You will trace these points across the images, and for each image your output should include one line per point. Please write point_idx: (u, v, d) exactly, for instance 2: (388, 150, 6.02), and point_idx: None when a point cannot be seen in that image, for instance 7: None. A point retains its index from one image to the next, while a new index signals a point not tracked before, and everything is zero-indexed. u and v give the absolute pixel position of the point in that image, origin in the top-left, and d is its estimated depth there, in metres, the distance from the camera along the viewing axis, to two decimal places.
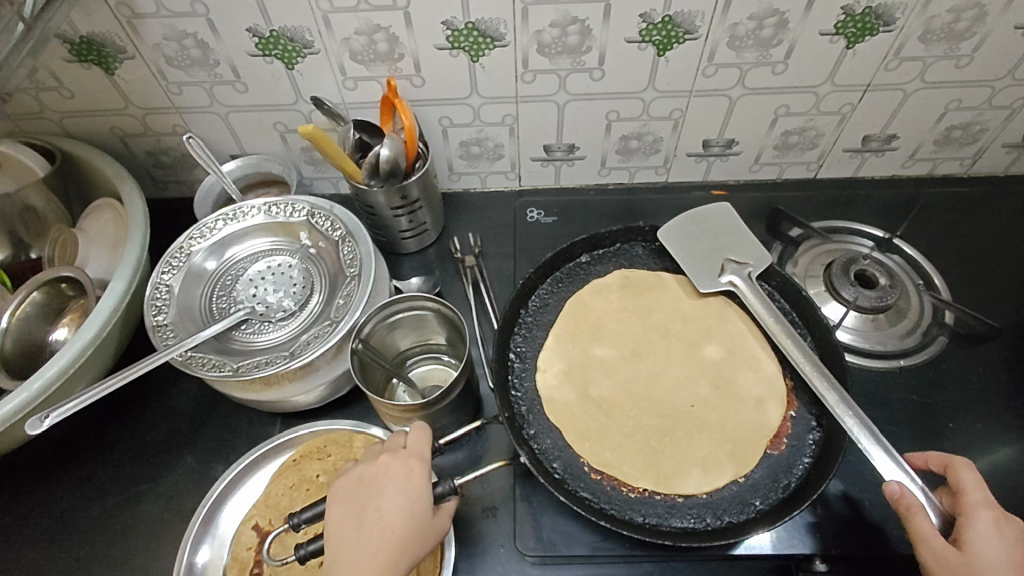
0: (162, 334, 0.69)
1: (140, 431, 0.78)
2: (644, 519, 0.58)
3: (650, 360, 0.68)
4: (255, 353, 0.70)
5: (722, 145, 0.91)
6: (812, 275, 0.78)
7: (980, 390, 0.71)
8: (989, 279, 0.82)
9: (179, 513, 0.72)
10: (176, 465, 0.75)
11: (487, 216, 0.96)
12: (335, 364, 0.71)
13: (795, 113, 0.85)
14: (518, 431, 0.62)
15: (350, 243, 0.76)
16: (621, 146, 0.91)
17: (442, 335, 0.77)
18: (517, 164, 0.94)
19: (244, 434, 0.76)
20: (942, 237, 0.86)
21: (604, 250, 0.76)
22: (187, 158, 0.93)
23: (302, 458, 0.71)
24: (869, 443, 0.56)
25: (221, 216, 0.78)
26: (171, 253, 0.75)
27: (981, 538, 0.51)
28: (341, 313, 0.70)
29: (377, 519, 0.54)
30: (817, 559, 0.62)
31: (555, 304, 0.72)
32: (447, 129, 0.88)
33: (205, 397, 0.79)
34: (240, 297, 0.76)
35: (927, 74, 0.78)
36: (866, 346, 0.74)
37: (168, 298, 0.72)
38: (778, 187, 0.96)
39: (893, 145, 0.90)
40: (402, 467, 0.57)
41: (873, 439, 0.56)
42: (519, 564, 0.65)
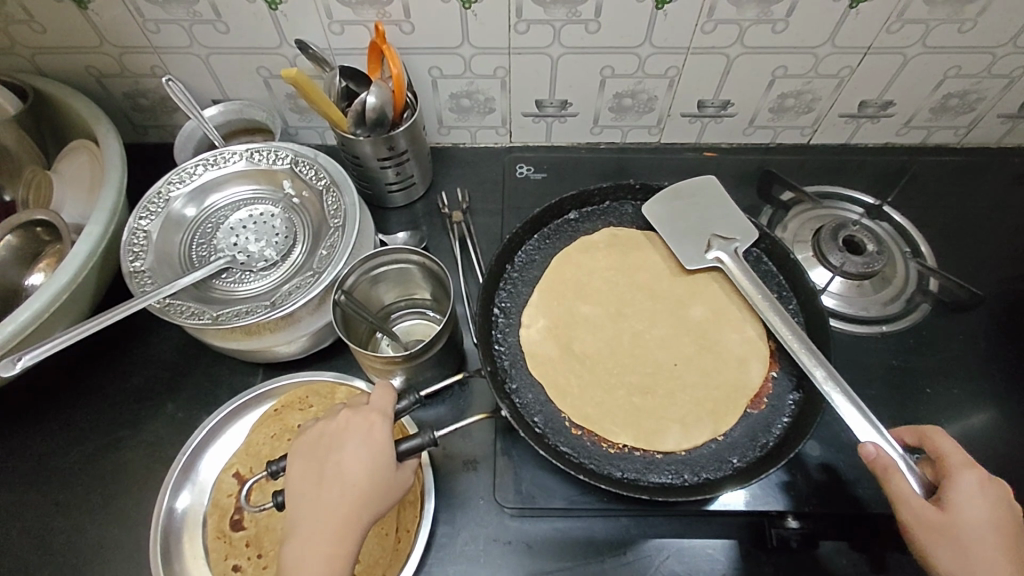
0: (139, 280, 0.67)
1: (120, 379, 0.77)
2: (623, 474, 0.58)
3: (634, 318, 0.68)
4: (235, 302, 0.69)
5: (717, 106, 0.89)
6: (800, 240, 0.78)
7: (959, 357, 0.72)
8: (974, 248, 0.82)
9: (160, 460, 0.72)
10: (157, 413, 0.75)
11: (477, 172, 0.95)
12: (317, 316, 0.70)
13: (793, 75, 0.83)
14: (501, 385, 0.62)
15: (334, 193, 0.74)
16: (614, 104, 0.89)
17: (427, 290, 0.76)
18: (508, 120, 0.92)
19: (225, 383, 0.76)
20: (931, 205, 0.86)
21: (594, 208, 0.75)
22: (166, 102, 0.90)
23: (283, 408, 0.71)
24: (832, 390, 0.57)
25: (201, 160, 0.75)
26: (148, 197, 0.72)
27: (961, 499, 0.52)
28: (324, 265, 0.69)
29: (337, 475, 0.53)
30: (789, 516, 0.64)
31: (542, 260, 0.71)
32: (437, 79, 0.85)
33: (187, 346, 0.78)
34: (221, 245, 0.74)
35: (929, 37, 0.77)
36: (850, 311, 0.74)
37: (145, 243, 0.70)
38: (771, 151, 0.95)
39: (889, 112, 0.89)
40: (365, 423, 0.56)
41: (837, 387, 0.57)
42: (499, 516, 0.67)
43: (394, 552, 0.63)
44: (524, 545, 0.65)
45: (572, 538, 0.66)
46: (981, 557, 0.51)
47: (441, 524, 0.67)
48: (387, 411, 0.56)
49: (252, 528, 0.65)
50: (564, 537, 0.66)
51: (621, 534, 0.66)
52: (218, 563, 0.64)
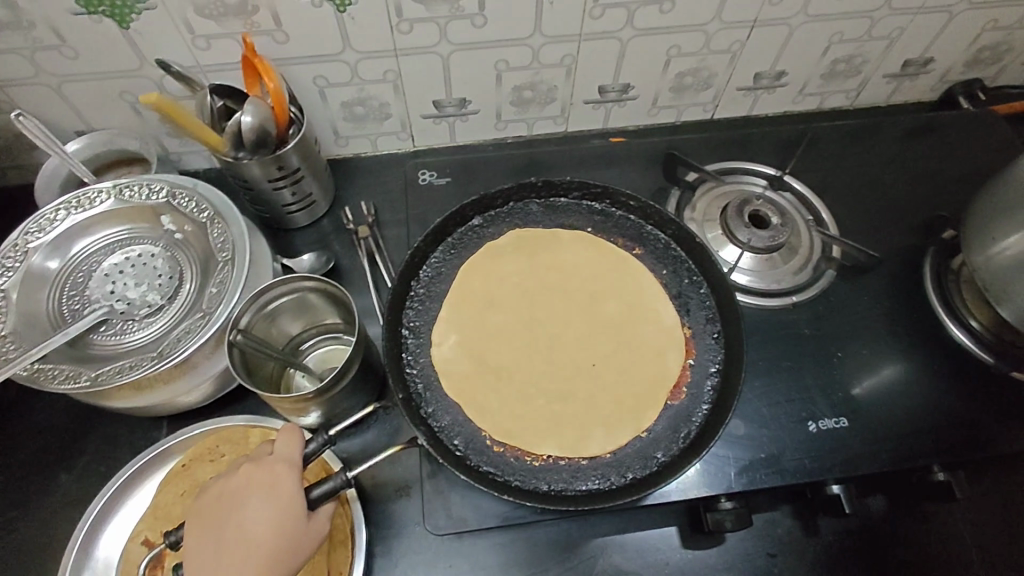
0: (0, 347, 0.61)
1: (3, 455, 0.69)
2: (550, 487, 0.57)
3: (549, 322, 0.66)
4: (118, 356, 0.63)
5: (618, 90, 0.88)
6: (709, 220, 0.78)
7: (868, 317, 0.74)
8: (873, 207, 0.84)
9: (59, 537, 0.65)
10: (50, 486, 0.68)
11: (382, 180, 0.91)
12: (215, 359, 0.65)
13: (686, 53, 0.83)
14: (415, 412, 0.59)
15: (220, 224, 0.68)
16: (515, 98, 0.87)
17: (334, 315, 0.71)
18: (408, 123, 0.88)
19: (126, 442, 0.70)
20: (832, 168, 0.88)
21: (498, 211, 0.71)
22: (23, 139, 0.81)
23: (191, 462, 0.66)
24: None
25: (63, 203, 0.67)
26: (3, 251, 0.65)
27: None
28: (214, 304, 0.64)
29: (242, 536, 0.49)
30: (723, 498, 0.63)
31: (449, 272, 0.67)
32: (324, 89, 0.80)
33: (77, 407, 0.71)
34: (96, 295, 0.67)
35: (810, 7, 0.78)
36: (762, 286, 0.74)
37: (4, 304, 0.63)
38: (677, 130, 0.96)
39: (783, 81, 0.90)
40: (269, 476, 0.51)
41: None
42: (437, 540, 0.64)
43: None
44: (466, 565, 0.63)
45: (515, 551, 0.64)
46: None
47: (378, 558, 0.64)
48: (293, 458, 0.52)
49: None
50: (506, 553, 0.64)
51: (563, 539, 0.65)
52: None
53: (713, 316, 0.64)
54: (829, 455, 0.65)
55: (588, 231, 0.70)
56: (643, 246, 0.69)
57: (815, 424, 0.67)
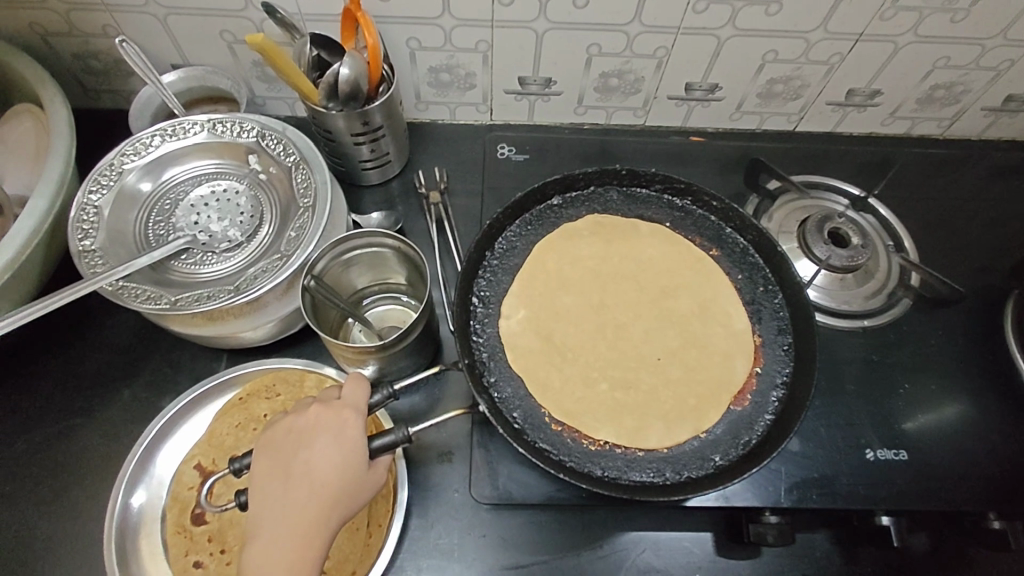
0: (89, 260, 0.63)
1: (72, 363, 0.72)
2: (604, 473, 0.57)
3: (619, 310, 0.66)
4: (196, 285, 0.64)
5: (705, 90, 0.86)
6: (785, 231, 0.77)
7: (937, 352, 0.72)
8: (954, 242, 0.82)
9: (116, 449, 0.68)
10: (112, 400, 0.70)
11: (456, 150, 0.91)
12: (285, 301, 0.66)
13: (783, 60, 0.81)
14: (478, 379, 0.60)
15: (304, 170, 0.69)
16: (600, 84, 0.86)
17: (402, 275, 0.72)
18: (489, 96, 0.88)
19: (186, 369, 0.72)
20: (915, 197, 0.85)
21: (579, 193, 0.72)
22: (121, 65, 0.83)
23: (248, 396, 0.68)
24: None
25: (159, 130, 0.69)
26: (99, 169, 0.67)
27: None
28: (293, 247, 0.65)
29: (305, 472, 0.51)
30: (767, 512, 0.62)
31: (523, 247, 0.68)
32: (415, 51, 0.80)
33: (144, 329, 0.74)
34: (180, 224, 0.69)
35: (921, 26, 0.75)
36: (833, 305, 0.73)
37: (96, 220, 0.65)
38: (756, 137, 0.93)
39: (876, 101, 0.87)
40: (337, 418, 0.53)
41: None
42: (475, 508, 0.65)
43: (365, 547, 0.61)
44: (499, 537, 0.64)
45: (549, 531, 0.64)
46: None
47: (413, 517, 0.65)
48: (359, 406, 0.53)
49: (215, 523, 0.62)
50: (541, 532, 0.64)
51: (597, 527, 0.65)
52: (178, 559, 0.61)
53: (785, 328, 0.63)
54: (878, 485, 0.65)
55: (666, 225, 0.70)
56: (719, 248, 0.69)
57: (872, 452, 0.66)
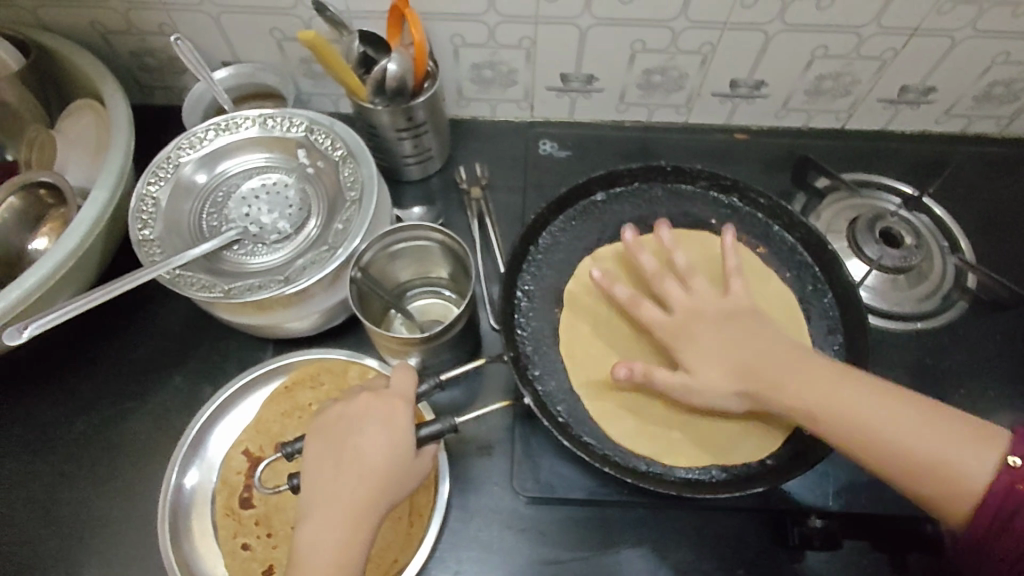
0: (148, 249, 0.65)
1: (126, 350, 0.74)
2: (648, 467, 0.58)
3: None
4: (247, 275, 0.66)
5: (750, 86, 0.85)
6: (834, 230, 0.75)
7: (994, 357, 0.70)
8: (1013, 244, 0.79)
9: (167, 433, 0.70)
10: (163, 386, 0.73)
11: (496, 146, 0.91)
12: (331, 292, 0.68)
13: (833, 55, 0.79)
14: (523, 372, 0.61)
15: (351, 164, 0.71)
16: (643, 81, 0.85)
17: (444, 269, 0.73)
18: (531, 93, 0.88)
19: (234, 357, 0.74)
20: (970, 198, 0.82)
21: (622, 189, 0.71)
22: (175, 63, 0.85)
23: (294, 385, 0.69)
24: None
25: (213, 125, 0.71)
26: (158, 162, 0.69)
27: (675, 292, 0.59)
28: (340, 240, 0.67)
29: (355, 458, 0.52)
30: (814, 515, 0.62)
31: (567, 242, 0.68)
32: (459, 48, 0.81)
33: (194, 317, 0.76)
34: (232, 216, 0.71)
35: (981, 20, 0.73)
36: (883, 307, 0.71)
37: (154, 211, 0.68)
38: (803, 135, 0.90)
39: (930, 98, 0.84)
40: (385, 408, 0.53)
41: None
42: (515, 502, 0.65)
43: (407, 536, 0.62)
44: (538, 532, 0.64)
45: (588, 528, 0.64)
46: (726, 391, 0.56)
47: (454, 508, 0.65)
48: (407, 395, 0.54)
49: (261, 507, 0.64)
50: (581, 527, 0.64)
51: (637, 525, 0.64)
52: (227, 541, 0.62)
53: (835, 328, 0.63)
54: None
55: (712, 222, 0.69)
56: (767, 246, 0.68)
57: None
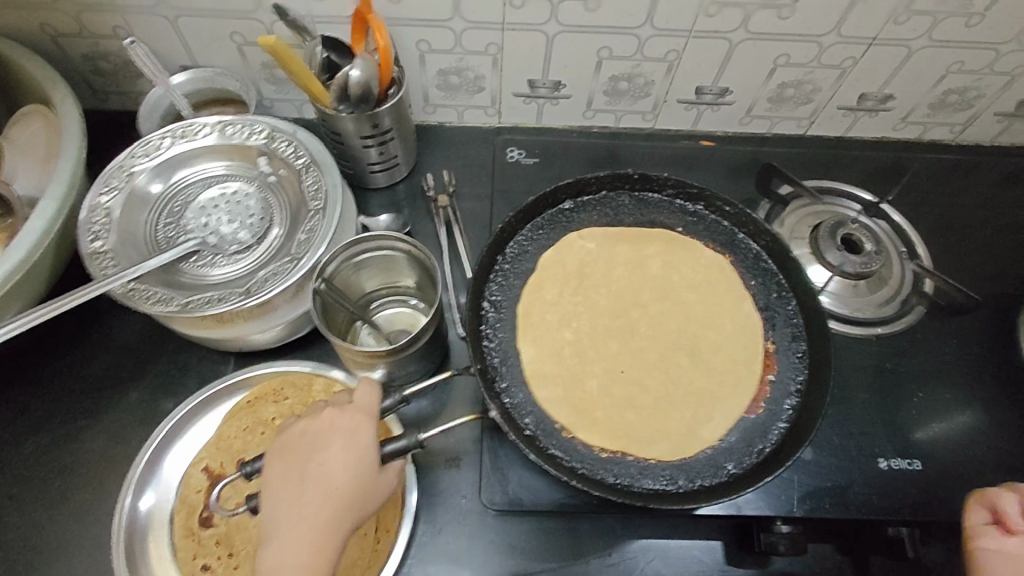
0: (100, 261, 0.63)
1: (79, 365, 0.72)
2: (616, 480, 0.57)
3: (642, 315, 0.66)
4: (206, 288, 0.64)
5: (715, 93, 0.86)
6: (797, 237, 0.76)
7: (950, 360, 0.72)
8: (967, 248, 0.81)
9: (124, 451, 0.68)
10: (119, 402, 0.70)
11: (464, 153, 0.90)
12: (294, 304, 0.66)
13: (794, 64, 0.80)
14: (490, 384, 0.60)
15: (315, 173, 0.69)
16: (610, 87, 0.85)
17: (411, 278, 0.72)
18: (499, 100, 0.88)
19: (193, 371, 0.71)
20: (927, 203, 0.84)
21: (590, 198, 0.71)
22: (130, 66, 0.83)
23: (256, 400, 0.68)
24: None
25: (169, 132, 0.69)
26: (110, 170, 0.67)
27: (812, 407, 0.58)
28: (303, 250, 0.65)
29: (318, 477, 0.50)
30: (778, 521, 0.62)
31: (535, 251, 0.68)
32: (425, 54, 0.80)
33: (152, 331, 0.73)
34: (190, 226, 0.69)
35: (935, 31, 0.74)
36: (844, 312, 0.72)
37: (107, 221, 0.65)
38: (766, 142, 0.92)
39: (888, 106, 0.86)
40: (350, 422, 0.52)
41: None
42: (483, 514, 0.64)
43: (373, 552, 0.61)
44: (507, 544, 0.63)
45: (557, 538, 0.64)
46: None
47: (421, 522, 0.64)
48: (373, 411, 0.53)
49: (222, 527, 0.62)
50: (550, 537, 0.64)
51: (606, 535, 0.64)
52: (186, 563, 0.60)
53: (798, 335, 0.63)
54: (894, 495, 0.64)
55: (678, 230, 0.70)
56: (732, 254, 0.68)
57: (886, 461, 0.65)
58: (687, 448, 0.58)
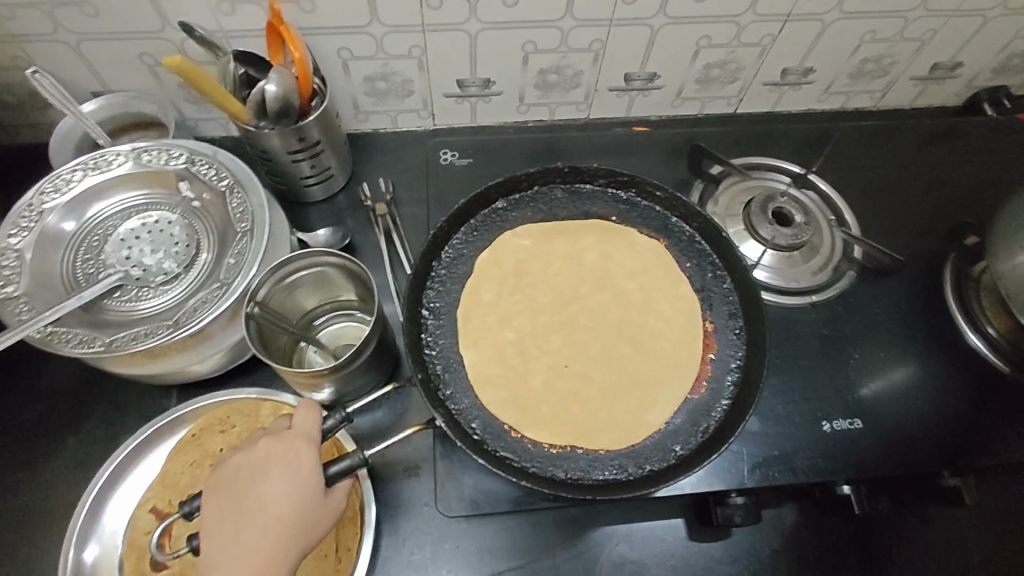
0: (14, 307, 0.60)
1: (10, 415, 0.68)
2: (567, 475, 0.57)
3: (584, 307, 0.67)
4: (134, 323, 0.62)
5: (643, 79, 0.86)
6: (732, 214, 0.78)
7: (885, 320, 0.74)
8: (895, 210, 0.84)
9: (66, 500, 0.65)
10: (57, 449, 0.67)
11: (399, 158, 0.89)
12: (230, 330, 0.64)
13: (716, 44, 0.81)
14: (433, 393, 0.59)
15: (239, 193, 0.67)
16: (539, 81, 0.85)
17: (351, 292, 0.71)
18: (429, 102, 0.87)
19: (134, 409, 0.69)
20: (854, 169, 0.87)
21: (523, 195, 0.71)
22: (36, 97, 0.79)
23: (201, 432, 0.65)
24: None
25: (80, 164, 0.66)
26: (18, 210, 0.64)
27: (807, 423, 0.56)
28: (233, 274, 0.63)
29: (260, 509, 0.49)
30: (733, 494, 0.63)
31: (471, 254, 0.67)
32: (347, 62, 0.78)
33: (86, 371, 0.70)
34: (111, 260, 0.66)
35: (846, 3, 0.76)
36: (781, 284, 0.74)
37: (18, 265, 0.62)
38: (699, 122, 0.94)
39: (810, 79, 0.89)
40: (289, 450, 0.51)
41: None
42: (445, 521, 0.64)
43: (336, 573, 0.60)
44: (472, 548, 0.63)
45: (521, 536, 0.64)
46: None
47: (384, 536, 0.63)
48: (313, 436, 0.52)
49: (176, 566, 0.60)
50: (514, 536, 0.64)
51: (570, 527, 0.65)
52: None
53: (735, 312, 0.64)
54: (842, 457, 0.66)
55: (613, 219, 0.70)
56: (668, 238, 0.69)
57: (829, 423, 0.67)
58: (635, 436, 0.59)
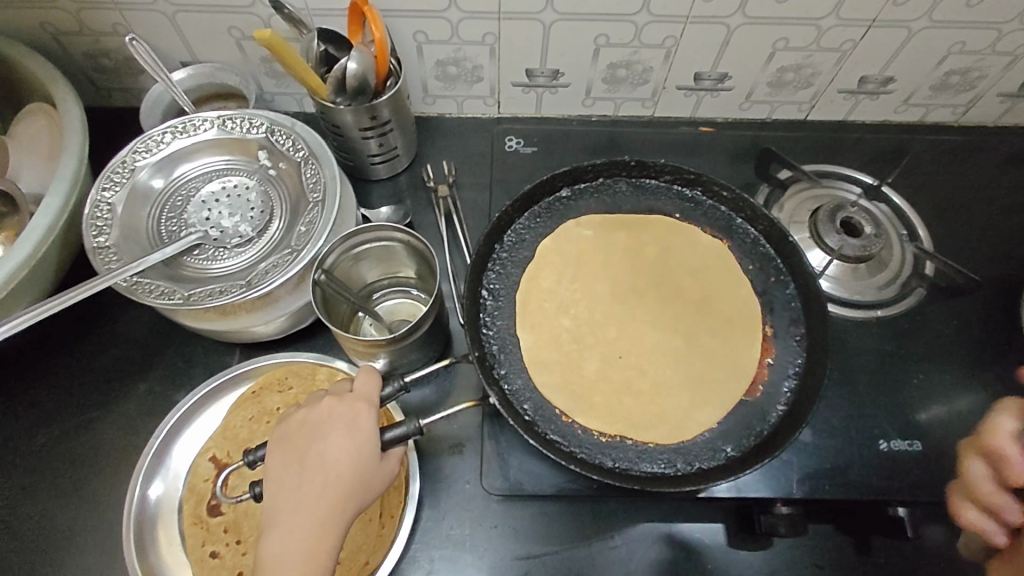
0: (104, 256, 0.64)
1: (88, 358, 0.73)
2: (615, 464, 0.58)
3: (642, 301, 0.67)
4: (208, 281, 0.65)
5: (713, 79, 0.85)
6: (797, 221, 0.76)
7: (951, 342, 0.72)
8: (970, 230, 0.81)
9: (133, 442, 0.69)
10: (128, 394, 0.71)
11: (463, 143, 0.91)
12: (296, 295, 0.67)
13: (793, 47, 0.79)
14: (489, 371, 0.61)
15: (314, 165, 0.70)
16: (608, 75, 0.85)
17: (411, 268, 0.73)
18: (497, 90, 0.88)
19: (200, 363, 0.72)
20: (928, 185, 0.84)
21: (587, 185, 0.71)
22: (131, 63, 0.83)
23: (261, 389, 0.69)
24: None
25: (170, 127, 0.70)
26: (112, 166, 0.68)
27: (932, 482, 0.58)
28: (303, 242, 0.66)
29: (319, 464, 0.51)
30: (779, 503, 0.63)
31: (532, 240, 0.68)
32: (422, 45, 0.80)
33: (159, 324, 0.75)
34: (192, 220, 0.70)
35: (936, 11, 0.74)
36: (845, 296, 0.72)
37: (109, 217, 0.66)
38: (766, 127, 0.92)
39: (888, 88, 0.86)
40: (349, 411, 0.53)
41: None
42: (485, 499, 0.65)
43: (378, 538, 0.62)
44: (509, 529, 0.64)
45: (559, 522, 0.65)
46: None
47: (425, 507, 0.65)
48: (372, 399, 0.54)
49: (230, 514, 0.63)
50: (552, 522, 0.65)
51: (607, 518, 0.65)
52: (195, 550, 0.62)
53: (797, 319, 0.63)
54: (894, 476, 0.64)
55: (676, 217, 0.70)
56: (730, 239, 0.68)
57: (886, 443, 0.66)
58: (685, 432, 0.59)
